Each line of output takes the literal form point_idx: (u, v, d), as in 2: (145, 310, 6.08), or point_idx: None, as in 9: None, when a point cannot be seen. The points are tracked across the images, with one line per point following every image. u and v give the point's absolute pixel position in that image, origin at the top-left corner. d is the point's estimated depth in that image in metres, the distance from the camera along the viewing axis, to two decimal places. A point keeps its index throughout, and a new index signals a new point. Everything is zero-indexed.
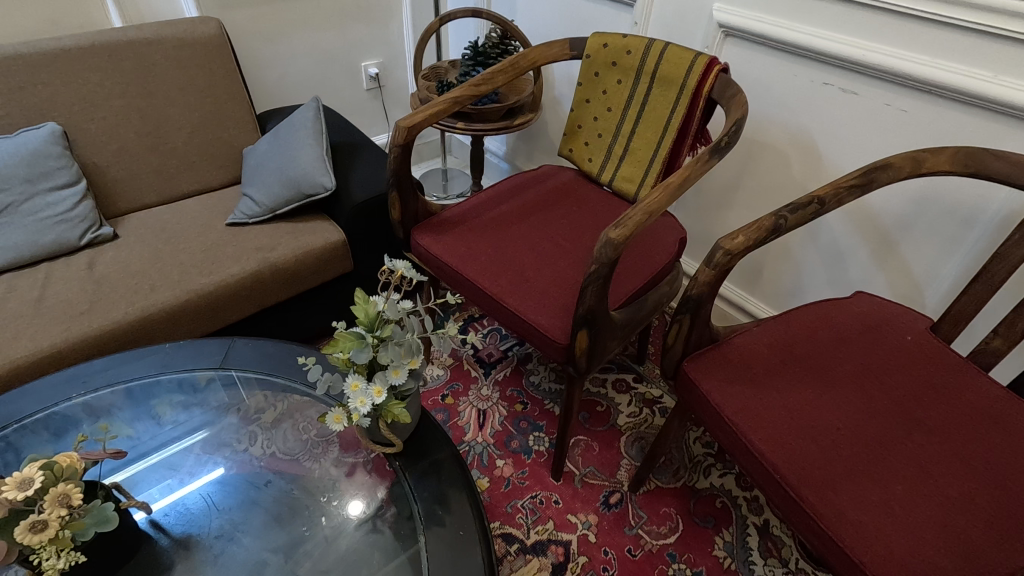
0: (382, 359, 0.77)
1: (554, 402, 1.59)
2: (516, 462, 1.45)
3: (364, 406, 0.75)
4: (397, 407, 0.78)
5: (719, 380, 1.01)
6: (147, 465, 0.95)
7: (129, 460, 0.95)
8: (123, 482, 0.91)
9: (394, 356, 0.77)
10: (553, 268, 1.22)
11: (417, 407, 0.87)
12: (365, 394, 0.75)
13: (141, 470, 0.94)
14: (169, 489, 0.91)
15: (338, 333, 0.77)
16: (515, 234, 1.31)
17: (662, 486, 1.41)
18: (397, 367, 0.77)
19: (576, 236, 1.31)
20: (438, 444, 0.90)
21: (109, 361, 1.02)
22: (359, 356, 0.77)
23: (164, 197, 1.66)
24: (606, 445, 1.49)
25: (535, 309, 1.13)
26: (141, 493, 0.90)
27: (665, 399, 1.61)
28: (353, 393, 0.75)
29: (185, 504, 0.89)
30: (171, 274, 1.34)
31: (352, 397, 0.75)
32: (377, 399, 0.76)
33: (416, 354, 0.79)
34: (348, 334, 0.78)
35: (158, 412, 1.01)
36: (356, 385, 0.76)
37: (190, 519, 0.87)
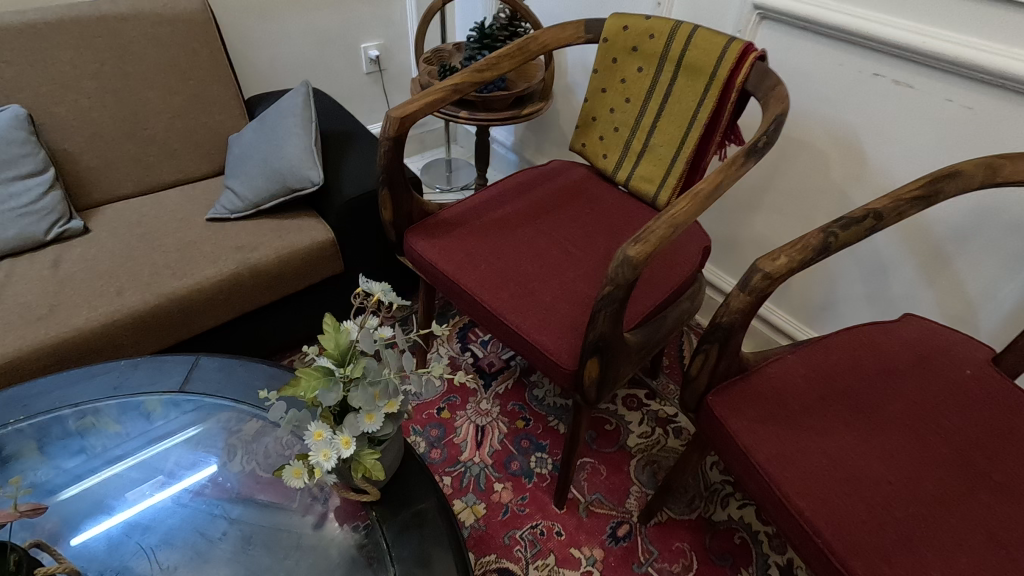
0: (352, 403, 0.64)
1: (559, 419, 1.46)
2: (517, 487, 1.33)
3: (326, 462, 0.62)
4: (370, 459, 0.65)
5: (748, 418, 0.87)
6: (136, 463, 0.87)
7: (119, 458, 0.87)
8: (110, 482, 0.85)
9: (368, 399, 0.64)
10: (560, 280, 1.09)
11: (395, 452, 0.75)
12: (330, 447, 0.63)
13: (131, 469, 0.86)
14: (149, 498, 0.83)
15: (300, 371, 0.65)
16: (519, 239, 1.18)
17: (675, 517, 1.29)
18: (371, 412, 0.65)
19: (587, 243, 1.17)
20: (421, 493, 0.77)
21: (57, 382, 0.91)
22: (324, 397, 0.65)
23: (142, 188, 1.54)
24: (614, 469, 1.37)
25: (540, 328, 1.00)
26: (126, 495, 0.84)
27: (680, 418, 1.49)
28: (316, 444, 0.63)
29: (163, 519, 0.81)
30: (140, 275, 1.22)
31: (312, 450, 0.63)
32: (345, 452, 0.63)
33: (394, 395, 0.66)
34: (313, 370, 0.65)
35: (147, 408, 0.89)
36: (320, 433, 0.64)
37: (166, 538, 0.79)
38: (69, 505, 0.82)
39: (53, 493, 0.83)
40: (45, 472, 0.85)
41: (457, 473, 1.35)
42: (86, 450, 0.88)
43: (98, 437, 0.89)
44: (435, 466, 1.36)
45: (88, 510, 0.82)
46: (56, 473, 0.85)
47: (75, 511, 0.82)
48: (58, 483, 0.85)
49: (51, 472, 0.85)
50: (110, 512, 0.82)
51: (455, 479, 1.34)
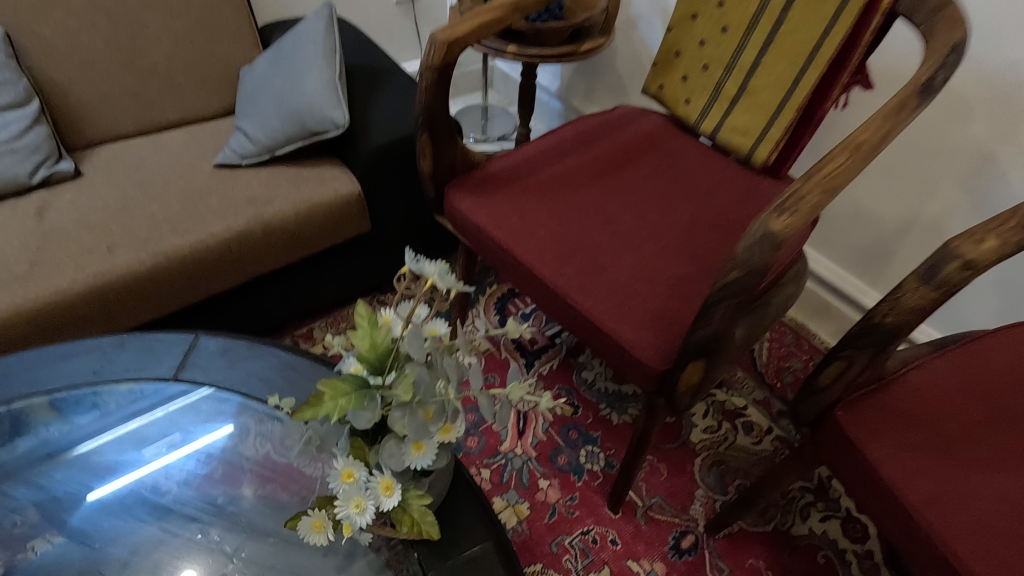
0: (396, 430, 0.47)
1: (611, 408, 1.28)
2: (564, 485, 1.17)
3: (360, 516, 0.46)
4: (419, 507, 0.49)
5: (892, 445, 0.68)
6: (155, 421, 0.74)
7: (135, 413, 0.74)
8: (129, 439, 0.74)
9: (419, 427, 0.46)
10: (638, 253, 0.88)
11: (440, 484, 0.58)
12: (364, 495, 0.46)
13: (150, 425, 0.75)
14: (168, 457, 0.73)
15: (323, 384, 0.46)
16: (584, 202, 0.97)
17: (748, 530, 1.12)
18: (420, 441, 0.47)
19: (668, 209, 0.96)
20: (473, 531, 0.60)
21: (45, 357, 0.74)
22: (358, 420, 0.47)
23: (142, 128, 1.34)
24: (676, 469, 1.19)
25: (616, 313, 0.81)
26: (146, 449, 0.74)
27: (751, 412, 1.30)
28: (345, 490, 0.46)
29: (186, 480, 0.71)
30: (136, 229, 1.04)
31: (339, 500, 0.47)
32: (386, 502, 0.46)
33: (451, 420, 0.48)
34: (343, 381, 0.47)
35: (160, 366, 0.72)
36: (352, 474, 0.47)
37: (193, 499, 0.70)
38: (87, 465, 0.73)
39: (69, 449, 0.73)
40: (56, 428, 0.74)
41: (497, 466, 1.19)
42: (99, 407, 0.74)
43: (109, 394, 0.73)
44: (471, 457, 1.20)
45: (105, 468, 0.73)
46: (68, 430, 0.74)
47: (91, 471, 0.72)
48: (74, 440, 0.74)
49: (65, 429, 0.74)
50: (130, 467, 0.73)
51: (495, 473, 1.18)
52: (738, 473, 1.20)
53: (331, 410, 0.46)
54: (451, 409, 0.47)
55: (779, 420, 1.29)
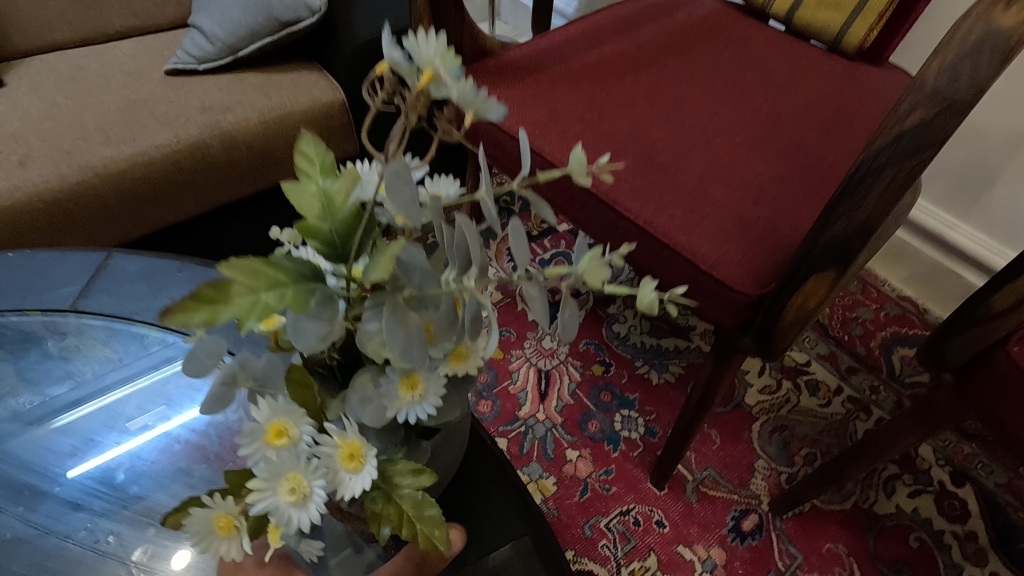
0: (371, 354, 0.26)
1: (649, 365, 1.08)
2: (597, 456, 0.97)
3: (303, 515, 0.23)
4: (414, 495, 0.27)
5: None
6: (144, 386, 0.55)
7: (115, 380, 0.56)
8: (106, 414, 0.54)
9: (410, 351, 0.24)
10: (706, 150, 0.67)
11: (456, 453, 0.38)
12: (311, 473, 0.23)
13: (133, 395, 0.55)
14: (162, 429, 0.53)
15: (229, 267, 0.24)
16: (628, 93, 0.74)
17: (824, 508, 0.92)
18: (414, 374, 0.26)
19: (739, 101, 0.73)
20: (503, 520, 0.42)
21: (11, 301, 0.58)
22: (302, 336, 0.26)
23: (83, 37, 1.11)
24: (731, 437, 0.99)
25: (685, 225, 0.59)
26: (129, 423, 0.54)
27: (815, 369, 1.09)
28: (270, 463, 0.22)
29: (175, 457, 0.51)
30: (59, 140, 0.83)
31: (257, 484, 0.22)
32: (353, 486, 0.23)
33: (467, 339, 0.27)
34: (268, 266, 0.25)
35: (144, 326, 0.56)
36: (286, 430, 0.23)
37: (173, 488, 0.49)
38: (55, 441, 0.53)
39: (35, 425, 0.54)
40: (25, 402, 0.55)
41: (515, 434, 1.00)
42: (75, 376, 0.56)
43: (88, 360, 0.57)
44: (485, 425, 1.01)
45: (66, 451, 0.53)
46: (42, 403, 0.55)
47: (50, 454, 0.52)
48: (40, 416, 0.55)
49: (31, 402, 0.55)
50: (109, 441, 0.53)
51: (514, 442, 0.99)
52: (805, 441, 1.00)
53: (245, 316, 0.24)
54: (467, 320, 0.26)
55: (849, 378, 1.08)
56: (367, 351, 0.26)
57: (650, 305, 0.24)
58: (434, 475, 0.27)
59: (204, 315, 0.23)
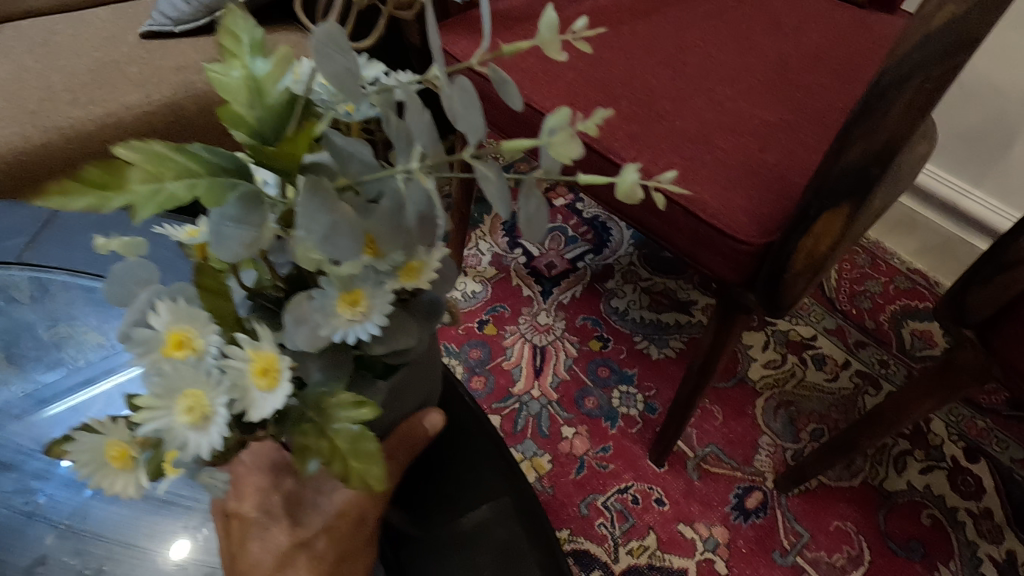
0: (303, 260, 0.22)
1: (648, 340, 1.04)
2: (595, 433, 0.93)
3: (202, 438, 0.21)
4: (349, 429, 0.24)
5: None
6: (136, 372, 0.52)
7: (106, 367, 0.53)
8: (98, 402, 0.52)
9: (348, 247, 0.20)
10: (709, 97, 0.63)
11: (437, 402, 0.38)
12: (214, 389, 0.21)
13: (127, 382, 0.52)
14: None
15: (127, 150, 0.20)
16: (624, 40, 0.70)
17: (831, 485, 0.88)
18: (354, 289, 0.23)
19: (742, 49, 0.69)
20: (483, 478, 0.43)
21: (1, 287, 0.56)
22: (224, 243, 0.22)
23: (57, 3, 1.07)
24: (734, 412, 0.95)
25: (684, 174, 0.55)
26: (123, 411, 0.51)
27: (822, 343, 1.05)
28: (167, 376, 0.21)
29: None
30: (25, 101, 0.79)
31: (151, 400, 0.21)
32: (265, 404, 0.22)
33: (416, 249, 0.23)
34: (178, 152, 0.21)
35: None
36: (188, 340, 0.22)
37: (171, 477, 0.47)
38: (51, 430, 0.51)
39: (29, 414, 0.52)
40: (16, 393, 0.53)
41: (509, 411, 0.96)
42: (69, 363, 0.54)
43: (82, 346, 0.54)
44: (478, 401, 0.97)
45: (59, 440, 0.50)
46: (36, 390, 0.53)
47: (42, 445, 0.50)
48: (34, 404, 0.53)
49: (26, 390, 0.53)
50: None
51: (508, 420, 0.95)
52: (812, 417, 0.96)
53: (142, 204, 0.20)
54: (412, 219, 0.22)
55: (857, 352, 1.04)
56: (300, 259, 0.22)
57: (628, 190, 0.22)
58: (375, 408, 0.24)
59: (90, 201, 0.19)
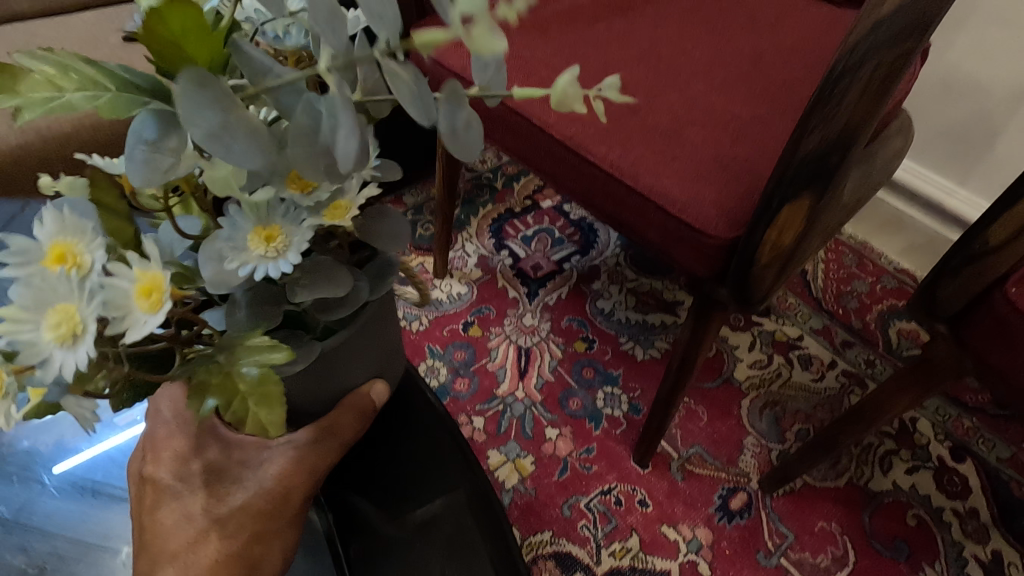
0: (216, 189, 0.28)
1: (634, 340, 1.03)
2: (579, 434, 0.93)
3: (69, 355, 0.24)
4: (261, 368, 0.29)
5: None
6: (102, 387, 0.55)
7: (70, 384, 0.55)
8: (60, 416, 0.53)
9: (241, 150, 0.23)
10: (682, 93, 0.63)
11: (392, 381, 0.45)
12: (84, 304, 0.24)
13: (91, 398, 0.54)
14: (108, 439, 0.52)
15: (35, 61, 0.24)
16: (601, 38, 0.70)
17: (815, 485, 0.87)
18: (267, 228, 0.28)
19: (718, 47, 0.69)
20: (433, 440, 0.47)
21: None
22: (136, 166, 0.24)
23: None
24: (719, 412, 0.95)
25: (655, 170, 0.55)
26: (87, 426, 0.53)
27: (808, 343, 1.04)
28: (38, 288, 0.24)
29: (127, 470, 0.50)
30: None
31: (22, 312, 0.24)
32: (139, 320, 0.25)
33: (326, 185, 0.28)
34: (85, 64, 0.25)
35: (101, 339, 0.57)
36: (69, 255, 0.25)
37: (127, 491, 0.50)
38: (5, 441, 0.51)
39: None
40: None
41: (493, 413, 0.95)
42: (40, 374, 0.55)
43: None
44: (462, 403, 0.96)
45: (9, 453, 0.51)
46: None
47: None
48: None
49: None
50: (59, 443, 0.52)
51: (492, 421, 0.94)
52: (798, 416, 0.95)
53: (30, 106, 0.24)
54: (325, 133, 0.24)
55: (844, 352, 1.03)
56: (213, 186, 0.27)
57: (562, 99, 0.25)
58: (285, 353, 0.29)
59: None
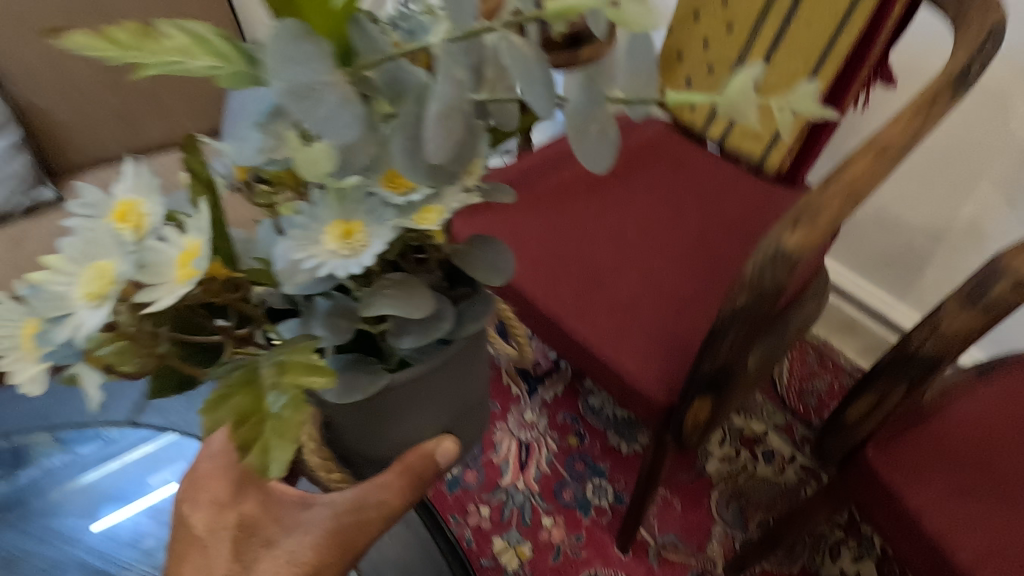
0: (308, 176, 0.28)
1: (620, 436, 1.19)
2: (570, 522, 1.08)
3: (90, 314, 0.26)
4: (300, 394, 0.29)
5: (936, 490, 0.59)
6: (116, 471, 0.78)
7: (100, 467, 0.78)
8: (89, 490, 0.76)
9: (330, 112, 0.24)
10: (641, 270, 0.81)
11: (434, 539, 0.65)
12: (122, 265, 0.26)
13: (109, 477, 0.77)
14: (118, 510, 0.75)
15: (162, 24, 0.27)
16: (580, 215, 0.89)
17: (773, 572, 1.02)
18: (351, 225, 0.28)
19: (673, 223, 0.88)
20: None
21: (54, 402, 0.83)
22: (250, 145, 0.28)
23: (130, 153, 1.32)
24: (691, 502, 1.10)
25: (614, 344, 0.73)
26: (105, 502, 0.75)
27: (772, 438, 1.19)
28: (95, 244, 0.26)
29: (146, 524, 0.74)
30: None
31: (68, 262, 0.26)
32: (168, 292, 0.26)
33: (421, 177, 0.28)
34: (221, 40, 0.27)
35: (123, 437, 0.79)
36: (131, 213, 0.28)
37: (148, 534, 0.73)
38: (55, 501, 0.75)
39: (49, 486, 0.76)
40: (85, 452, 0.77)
41: (497, 502, 1.11)
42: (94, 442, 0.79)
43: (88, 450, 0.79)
44: (471, 493, 1.13)
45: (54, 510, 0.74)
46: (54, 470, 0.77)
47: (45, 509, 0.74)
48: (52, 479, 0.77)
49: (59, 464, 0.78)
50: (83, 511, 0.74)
51: (495, 511, 1.11)
52: (760, 507, 1.10)
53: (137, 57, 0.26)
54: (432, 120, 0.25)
55: (803, 448, 1.18)
56: (305, 169, 0.27)
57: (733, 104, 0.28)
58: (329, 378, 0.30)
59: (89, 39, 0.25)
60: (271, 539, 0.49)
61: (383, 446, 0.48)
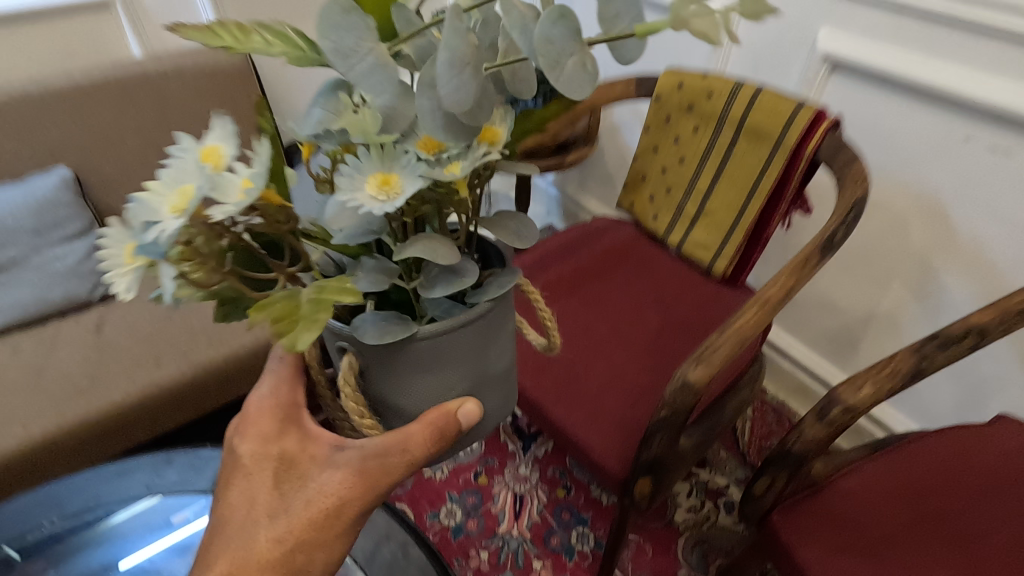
0: (356, 134, 0.36)
1: (601, 489, 1.38)
2: (556, 565, 1.27)
3: (172, 221, 0.32)
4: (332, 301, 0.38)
5: (821, 547, 0.79)
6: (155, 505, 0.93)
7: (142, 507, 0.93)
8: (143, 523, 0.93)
9: (364, 69, 0.34)
10: (609, 363, 1.02)
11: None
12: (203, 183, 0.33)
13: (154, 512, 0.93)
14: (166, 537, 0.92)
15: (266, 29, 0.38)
16: (562, 313, 1.11)
17: None
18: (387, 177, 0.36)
19: (636, 320, 1.10)
20: None
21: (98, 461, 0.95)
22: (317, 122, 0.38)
23: None
24: (661, 547, 1.29)
25: (584, 425, 0.93)
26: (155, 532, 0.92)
27: (733, 491, 1.38)
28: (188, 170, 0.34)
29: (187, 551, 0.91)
30: (179, 342, 1.25)
31: (165, 185, 0.34)
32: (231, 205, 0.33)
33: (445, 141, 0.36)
34: (300, 39, 0.38)
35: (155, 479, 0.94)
36: (213, 154, 0.34)
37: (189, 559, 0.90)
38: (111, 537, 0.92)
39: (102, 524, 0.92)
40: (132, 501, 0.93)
41: (494, 547, 1.30)
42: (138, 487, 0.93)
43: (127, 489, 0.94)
44: (471, 538, 1.32)
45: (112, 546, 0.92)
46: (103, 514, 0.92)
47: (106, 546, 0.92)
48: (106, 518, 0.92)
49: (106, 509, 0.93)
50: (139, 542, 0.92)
51: (492, 555, 1.29)
52: (720, 552, 1.28)
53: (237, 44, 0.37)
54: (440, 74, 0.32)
55: None
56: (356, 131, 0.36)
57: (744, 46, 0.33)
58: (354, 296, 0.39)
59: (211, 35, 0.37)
60: (306, 471, 0.56)
61: (414, 399, 0.52)
